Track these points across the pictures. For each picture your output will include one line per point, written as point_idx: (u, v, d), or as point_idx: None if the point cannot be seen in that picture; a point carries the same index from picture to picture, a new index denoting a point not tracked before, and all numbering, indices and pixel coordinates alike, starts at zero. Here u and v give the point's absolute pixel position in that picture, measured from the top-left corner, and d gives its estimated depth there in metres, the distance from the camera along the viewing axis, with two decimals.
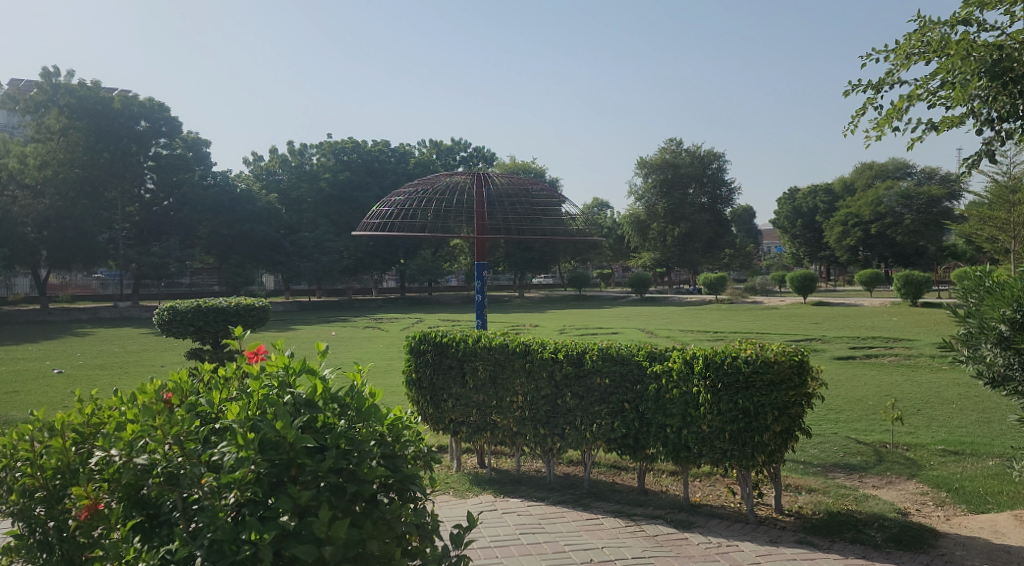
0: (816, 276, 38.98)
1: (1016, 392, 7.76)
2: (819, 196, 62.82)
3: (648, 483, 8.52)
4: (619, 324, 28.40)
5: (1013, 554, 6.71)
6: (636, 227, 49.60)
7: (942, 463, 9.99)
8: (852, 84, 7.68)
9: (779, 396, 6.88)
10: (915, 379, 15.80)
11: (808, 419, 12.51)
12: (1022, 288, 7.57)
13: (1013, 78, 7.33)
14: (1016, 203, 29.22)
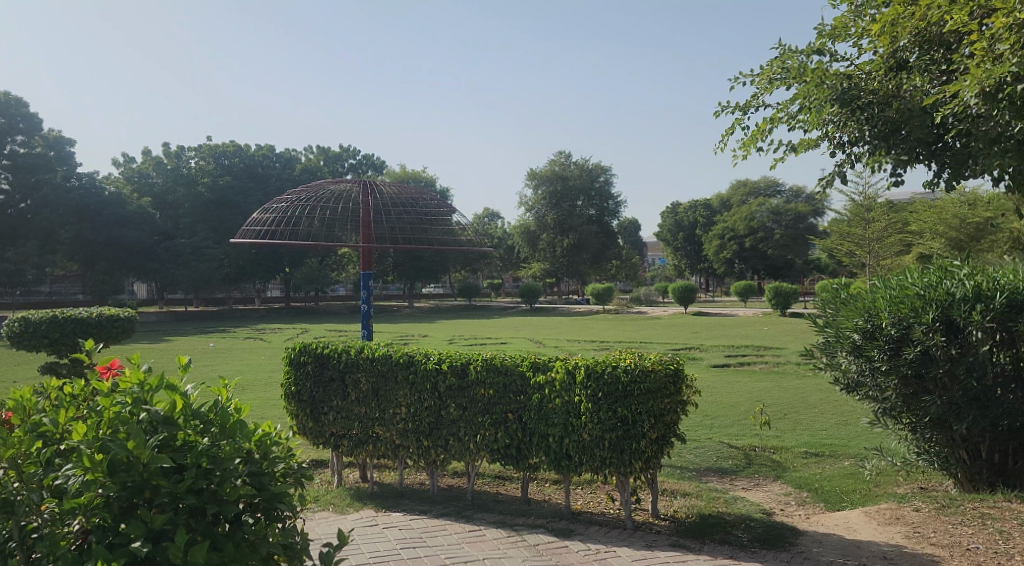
0: (695, 287, 40.33)
1: (867, 397, 8.32)
2: (700, 210, 65.11)
3: (531, 493, 8.71)
4: (508, 334, 28.70)
5: (863, 548, 7.02)
6: (526, 237, 50.14)
7: (805, 464, 10.55)
8: (722, 108, 8.41)
9: (654, 404, 7.14)
10: (783, 385, 16.58)
11: (685, 425, 12.97)
12: (873, 299, 8.03)
13: (860, 105, 7.71)
14: (871, 220, 31.13)
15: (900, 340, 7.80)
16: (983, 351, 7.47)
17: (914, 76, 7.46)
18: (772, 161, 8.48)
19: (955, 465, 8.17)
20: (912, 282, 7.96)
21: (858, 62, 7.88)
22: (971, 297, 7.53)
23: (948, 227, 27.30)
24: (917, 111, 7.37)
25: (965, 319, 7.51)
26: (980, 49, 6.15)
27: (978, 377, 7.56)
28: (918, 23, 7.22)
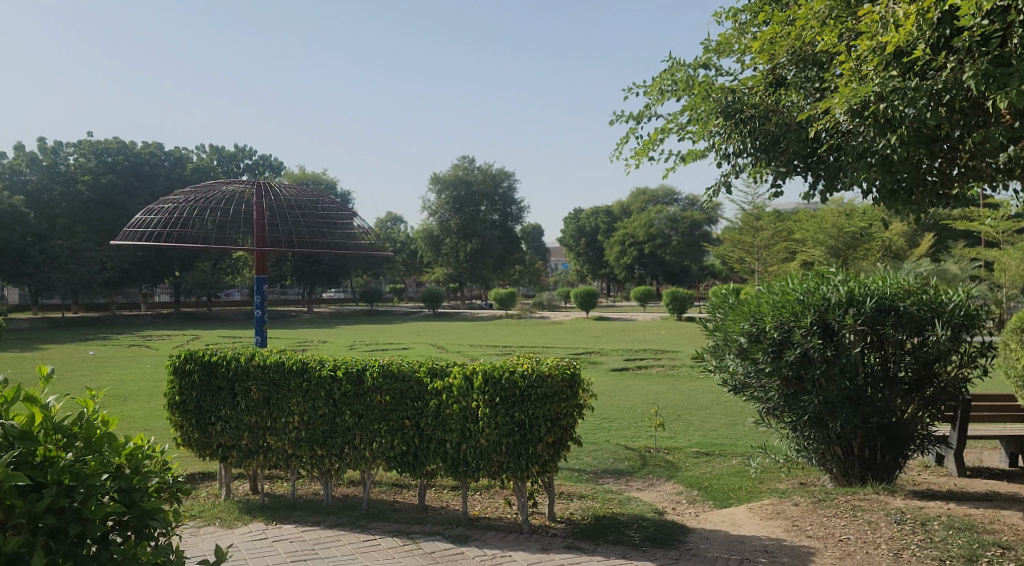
0: (597, 292, 40.90)
1: (752, 398, 8.52)
2: (601, 217, 66.39)
3: (429, 500, 8.68)
4: (409, 340, 28.56)
5: (746, 543, 7.20)
6: (428, 242, 49.75)
7: (696, 464, 10.81)
8: (617, 116, 8.58)
9: (551, 408, 7.07)
10: (678, 388, 16.97)
11: (583, 427, 13.13)
12: (757, 304, 8.28)
13: (743, 118, 8.00)
14: (759, 228, 32.51)
15: (781, 343, 8.09)
16: (854, 352, 7.86)
17: (791, 93, 7.71)
18: (663, 169, 8.90)
19: (830, 462, 8.48)
20: (793, 288, 8.26)
21: (740, 79, 8.14)
22: (845, 302, 7.91)
23: (827, 236, 28.72)
24: (793, 126, 7.69)
25: (839, 322, 7.87)
26: (848, 69, 6.45)
27: (850, 377, 7.91)
28: (794, 43, 7.55)
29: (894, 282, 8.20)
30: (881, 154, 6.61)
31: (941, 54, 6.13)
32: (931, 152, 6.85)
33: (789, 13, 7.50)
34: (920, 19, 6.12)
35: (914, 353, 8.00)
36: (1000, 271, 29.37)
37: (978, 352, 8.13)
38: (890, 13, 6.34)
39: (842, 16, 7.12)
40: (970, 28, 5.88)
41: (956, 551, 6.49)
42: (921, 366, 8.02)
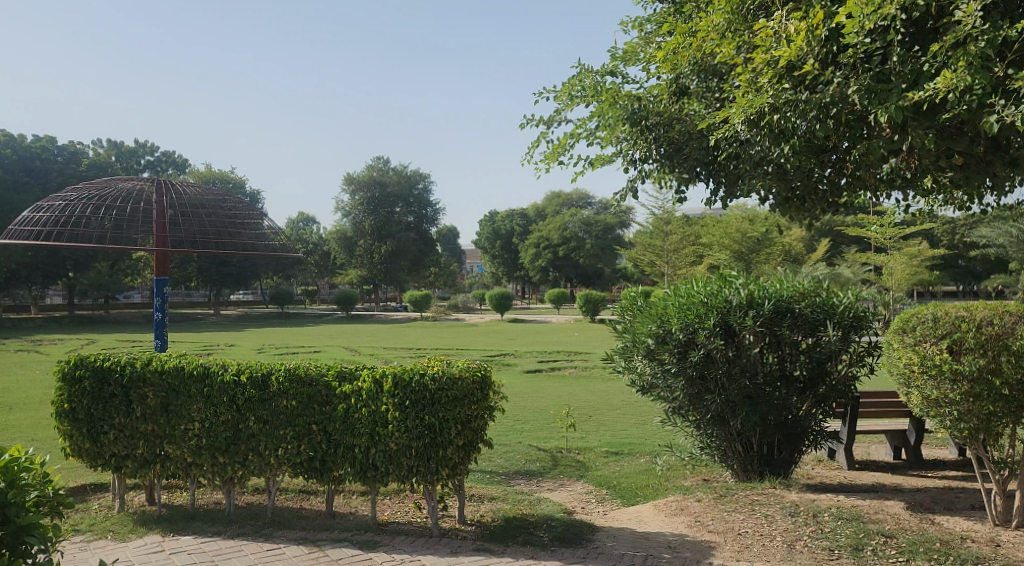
0: (511, 294, 41.02)
1: (658, 399, 8.60)
2: (516, 220, 66.78)
3: (336, 506, 8.50)
4: (320, 343, 28.11)
5: (652, 539, 7.25)
6: (342, 243, 49.05)
7: (605, 463, 10.86)
8: (527, 120, 8.60)
9: (461, 411, 7.03)
10: (591, 389, 17.14)
11: (495, 429, 13.08)
12: (663, 307, 8.32)
13: (648, 125, 8.04)
14: (669, 232, 32.78)
15: (687, 344, 8.20)
16: (753, 352, 8.11)
17: (693, 101, 7.92)
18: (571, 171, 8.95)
19: (731, 458, 8.62)
20: (697, 290, 8.35)
21: (646, 87, 8.23)
22: (746, 304, 8.10)
23: (732, 240, 29.54)
24: (695, 134, 7.88)
25: (740, 324, 8.08)
26: (744, 80, 6.62)
27: (750, 376, 8.18)
28: (695, 53, 7.58)
29: (790, 283, 8.44)
30: (775, 163, 6.99)
31: (830, 68, 6.33)
32: (821, 161, 7.14)
33: (691, 24, 7.57)
34: (809, 35, 6.32)
35: (807, 353, 8.26)
36: (889, 275, 30.77)
37: (865, 351, 8.40)
38: (783, 28, 6.53)
39: (739, 29, 7.33)
40: (855, 44, 6.07)
41: (844, 541, 6.67)
42: (815, 366, 8.27)
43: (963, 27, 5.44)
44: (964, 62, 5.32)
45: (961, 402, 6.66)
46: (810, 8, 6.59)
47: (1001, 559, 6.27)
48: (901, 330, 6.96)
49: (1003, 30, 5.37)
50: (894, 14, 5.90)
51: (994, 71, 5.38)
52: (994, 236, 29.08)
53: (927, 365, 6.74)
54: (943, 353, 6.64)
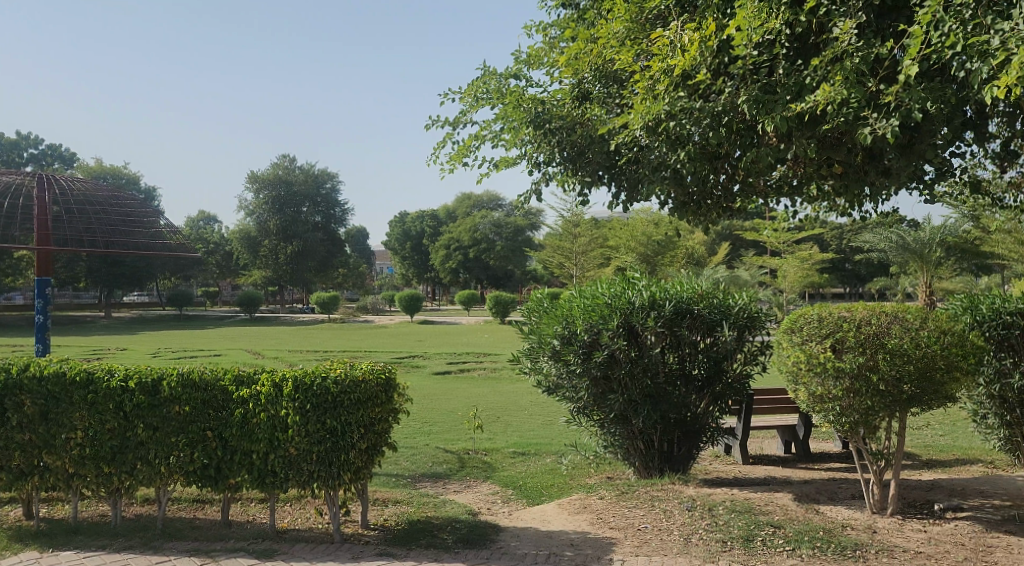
0: (420, 296, 40.91)
1: (563, 399, 8.81)
2: (426, 221, 66.66)
3: (233, 514, 8.08)
4: (222, 346, 27.48)
5: (555, 538, 7.22)
6: (246, 243, 48.40)
7: (512, 463, 10.91)
8: (430, 120, 8.60)
9: (364, 413, 6.81)
10: (499, 390, 17.25)
11: (401, 432, 13.01)
12: (568, 308, 8.57)
13: (550, 128, 8.21)
14: (577, 234, 33.39)
15: (591, 344, 8.44)
16: (655, 352, 8.42)
17: (596, 106, 8.06)
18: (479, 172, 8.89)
19: (633, 455, 8.88)
20: (601, 292, 8.61)
21: (551, 91, 8.35)
22: (647, 305, 8.37)
23: (638, 243, 30.37)
24: (597, 138, 8.04)
25: (642, 325, 8.36)
26: (641, 89, 6.83)
27: (652, 375, 8.49)
28: (596, 59, 7.85)
29: (689, 285, 8.73)
30: (672, 168, 7.25)
31: (720, 78, 6.64)
32: (714, 168, 7.48)
33: (592, 31, 7.83)
34: (703, 46, 6.59)
35: (705, 353, 8.59)
36: (783, 278, 32.01)
37: (758, 350, 8.76)
38: (678, 38, 6.74)
39: (638, 38, 7.53)
40: (745, 56, 6.37)
41: (736, 532, 6.93)
42: (712, 365, 8.61)
43: (840, 43, 5.81)
44: (841, 76, 5.62)
45: (843, 398, 7.01)
46: (703, 20, 6.89)
47: (876, 544, 6.56)
48: (789, 330, 7.36)
49: (876, 48, 5.74)
50: (779, 28, 6.22)
51: (869, 85, 5.72)
52: (879, 241, 30.49)
53: (812, 362, 7.10)
54: (827, 351, 7.03)
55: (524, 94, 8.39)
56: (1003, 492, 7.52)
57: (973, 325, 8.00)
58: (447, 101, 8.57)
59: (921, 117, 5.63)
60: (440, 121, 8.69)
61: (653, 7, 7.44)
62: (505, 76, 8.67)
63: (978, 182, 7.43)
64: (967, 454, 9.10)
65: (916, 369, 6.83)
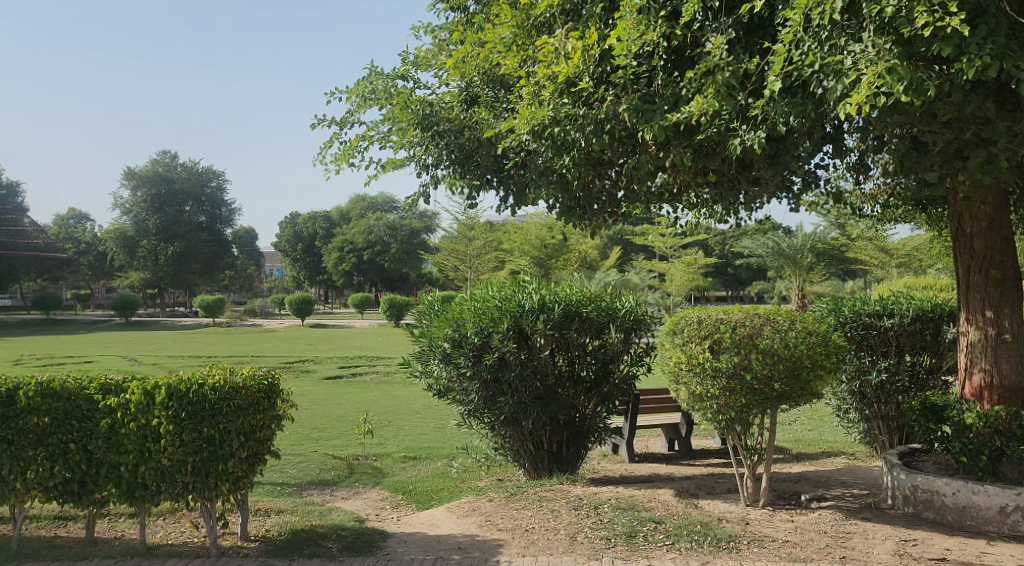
0: (312, 299, 40.24)
1: (454, 402, 8.87)
2: (319, 222, 65.23)
3: (100, 531, 7.61)
4: (97, 352, 26.46)
5: (442, 543, 7.24)
6: (121, 243, 45.93)
7: (402, 468, 10.91)
8: (316, 119, 8.53)
9: (245, 421, 6.48)
10: (390, 394, 17.21)
11: (290, 439, 12.84)
12: (459, 311, 8.64)
13: (439, 130, 8.27)
14: (472, 238, 33.49)
15: (481, 347, 8.54)
16: (544, 354, 8.59)
17: (483, 111, 8.17)
18: (365, 175, 8.63)
19: (523, 457, 9.01)
20: (492, 295, 8.75)
21: (438, 94, 8.41)
22: (537, 308, 8.54)
23: (532, 248, 30.76)
24: (484, 143, 8.17)
25: (532, 328, 8.52)
26: (527, 94, 7.00)
27: (540, 377, 8.66)
28: (483, 65, 7.98)
29: (578, 289, 8.92)
30: (558, 173, 7.43)
31: (602, 87, 6.85)
32: (598, 173, 7.71)
33: (480, 35, 7.94)
34: (585, 55, 6.79)
35: (593, 355, 8.82)
36: (669, 281, 32.96)
37: (644, 352, 9.03)
38: (562, 46, 6.94)
39: (524, 44, 7.68)
40: (626, 66, 6.61)
41: (620, 529, 7.13)
42: (599, 366, 8.85)
43: (712, 58, 6.08)
44: (713, 89, 5.92)
45: (719, 396, 7.34)
46: (586, 29, 7.13)
47: (748, 535, 6.87)
48: (671, 332, 7.62)
49: (744, 63, 6.04)
50: (655, 40, 6.47)
51: (738, 98, 6.01)
52: (758, 247, 31.72)
53: (692, 363, 7.38)
54: (706, 352, 7.31)
55: (412, 94, 8.40)
56: (862, 481, 7.99)
57: (836, 327, 8.48)
58: (333, 100, 8.52)
59: (785, 130, 5.94)
60: (326, 120, 8.61)
61: (539, 14, 7.59)
62: (392, 75, 8.67)
63: (840, 193, 7.88)
64: (833, 447, 9.61)
65: (786, 368, 7.18)
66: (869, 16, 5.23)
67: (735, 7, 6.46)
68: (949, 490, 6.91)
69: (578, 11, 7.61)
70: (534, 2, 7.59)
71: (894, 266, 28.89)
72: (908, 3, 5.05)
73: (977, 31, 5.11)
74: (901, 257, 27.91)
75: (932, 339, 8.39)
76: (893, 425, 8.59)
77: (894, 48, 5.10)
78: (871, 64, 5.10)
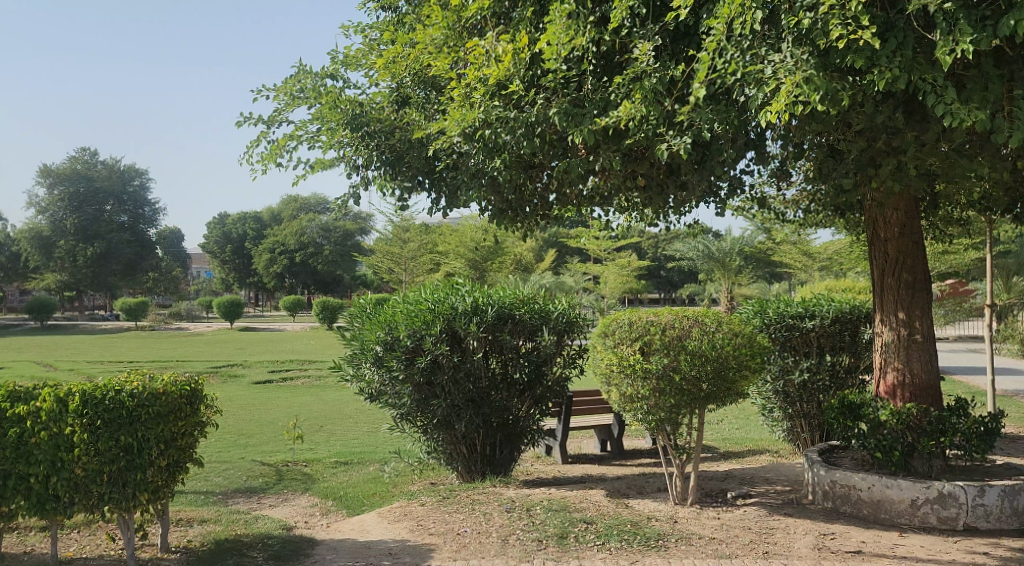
0: (241, 302, 39.51)
1: (386, 405, 8.79)
2: (248, 223, 64.33)
3: (9, 545, 7.33)
4: (11, 358, 25.55)
5: (373, 548, 7.19)
6: (36, 244, 44.60)
7: (333, 474, 10.80)
8: (242, 116, 8.25)
9: (164, 429, 6.34)
10: (322, 399, 17.00)
11: (216, 445, 12.61)
12: (391, 314, 8.58)
13: (368, 131, 8.20)
14: (406, 240, 33.29)
15: (414, 350, 8.50)
16: (477, 357, 8.59)
17: (414, 112, 8.12)
18: (295, 174, 8.35)
19: (456, 460, 8.99)
20: (425, 297, 8.72)
21: (368, 94, 8.34)
22: (470, 311, 8.55)
23: (466, 250, 30.71)
24: (415, 145, 8.13)
25: (465, 330, 8.52)
26: (457, 96, 6.98)
27: (473, 380, 8.65)
28: (414, 65, 7.93)
29: (512, 291, 8.95)
30: (489, 175, 7.44)
31: (532, 90, 6.88)
32: (529, 175, 7.75)
33: (411, 36, 7.90)
34: (515, 58, 6.81)
35: (526, 357, 8.85)
36: (603, 284, 33.24)
37: (577, 354, 9.09)
38: (493, 49, 6.94)
39: (455, 46, 7.65)
40: (555, 70, 6.65)
41: (551, 531, 7.17)
42: (532, 369, 8.87)
43: (639, 64, 6.15)
44: (641, 95, 5.99)
45: (649, 397, 7.43)
46: (516, 33, 7.15)
47: (675, 533, 6.97)
48: (603, 334, 7.67)
49: (671, 70, 6.12)
50: (585, 46, 6.53)
51: (665, 104, 6.09)
52: (688, 251, 32.20)
53: (623, 365, 7.45)
54: (636, 353, 7.39)
55: (341, 93, 8.30)
56: (785, 478, 8.17)
57: (762, 327, 8.67)
58: (259, 96, 8.23)
59: (709, 136, 6.05)
60: (252, 117, 8.34)
61: (469, 16, 7.58)
62: (322, 72, 8.55)
63: (764, 198, 8.05)
64: (759, 446, 9.80)
65: (712, 368, 7.31)
66: (787, 28, 5.36)
67: (661, 15, 6.55)
68: (865, 484, 7.11)
69: (510, 15, 7.63)
70: (466, 3, 7.55)
71: (818, 269, 29.66)
72: (824, 16, 5.18)
73: (888, 44, 5.26)
74: (824, 261, 28.69)
75: (851, 340, 8.62)
76: (814, 424, 8.80)
77: (811, 59, 5.23)
78: (790, 73, 5.22)
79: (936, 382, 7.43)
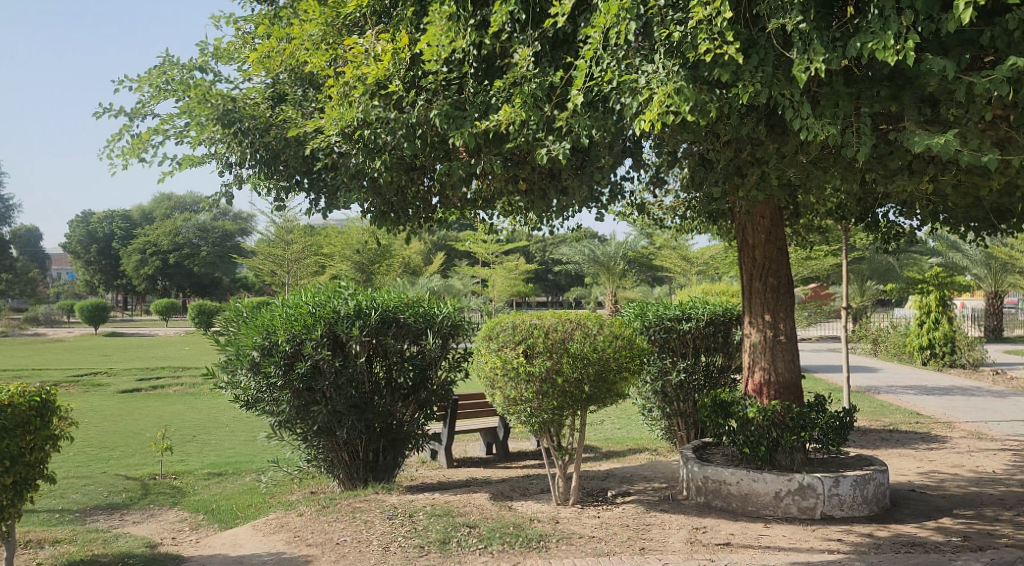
0: (106, 305, 37.77)
1: (263, 413, 8.52)
2: (117, 222, 61.79)
3: None
4: None
5: (244, 562, 6.96)
6: None
7: (205, 485, 10.43)
8: (101, 109, 7.88)
9: (10, 443, 5.98)
10: (195, 408, 16.42)
11: (76, 459, 11.99)
12: (269, 318, 8.35)
13: (241, 128, 7.93)
14: (290, 242, 32.57)
15: (293, 355, 8.28)
16: (360, 362, 8.44)
17: (289, 109, 7.91)
18: (161, 173, 7.93)
19: (337, 467, 8.78)
20: (305, 300, 8.52)
21: (242, 89, 8.08)
22: (352, 315, 8.39)
23: (352, 252, 30.20)
24: (291, 143, 7.89)
25: (346, 334, 8.36)
26: (335, 95, 6.82)
27: (355, 386, 8.50)
28: (290, 61, 7.73)
29: (397, 294, 8.83)
30: (369, 177, 7.30)
31: (412, 91, 6.79)
32: (411, 177, 7.67)
33: (287, 31, 7.68)
34: (395, 58, 6.71)
35: (411, 362, 8.74)
36: (491, 287, 33.41)
37: (462, 357, 9.03)
38: (371, 48, 6.81)
39: (333, 43, 7.48)
40: (436, 72, 6.59)
41: (432, 536, 7.08)
42: (417, 373, 8.77)
43: (519, 69, 6.16)
44: (520, 100, 6.01)
45: (533, 400, 7.43)
46: (395, 32, 7.05)
47: (555, 534, 6.99)
48: (487, 337, 7.62)
49: (549, 76, 6.14)
50: (465, 48, 6.49)
51: (544, 109, 6.12)
52: (571, 254, 32.65)
53: (507, 368, 7.42)
54: (520, 356, 7.38)
55: (211, 85, 8.01)
56: (662, 475, 8.32)
57: (641, 329, 8.82)
58: (122, 87, 7.90)
59: (586, 142, 6.10)
60: (112, 109, 7.93)
61: (348, 13, 7.43)
62: (190, 61, 8.22)
63: (642, 203, 8.19)
64: (638, 444, 9.96)
65: (593, 370, 7.38)
66: (659, 39, 5.44)
67: (540, 20, 6.56)
68: (734, 479, 7.29)
69: (389, 13, 7.52)
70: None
71: (694, 273, 30.55)
72: (692, 30, 5.31)
73: (752, 59, 5.42)
74: (700, 266, 29.68)
75: (724, 341, 8.85)
76: (690, 422, 9.01)
77: (681, 70, 5.33)
78: (662, 84, 5.32)
79: (799, 381, 7.69)
